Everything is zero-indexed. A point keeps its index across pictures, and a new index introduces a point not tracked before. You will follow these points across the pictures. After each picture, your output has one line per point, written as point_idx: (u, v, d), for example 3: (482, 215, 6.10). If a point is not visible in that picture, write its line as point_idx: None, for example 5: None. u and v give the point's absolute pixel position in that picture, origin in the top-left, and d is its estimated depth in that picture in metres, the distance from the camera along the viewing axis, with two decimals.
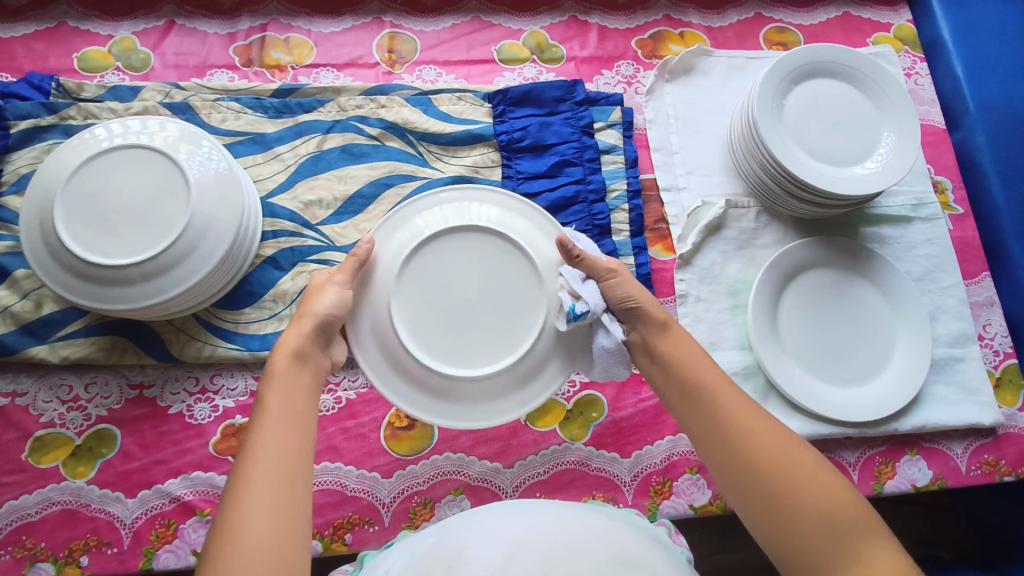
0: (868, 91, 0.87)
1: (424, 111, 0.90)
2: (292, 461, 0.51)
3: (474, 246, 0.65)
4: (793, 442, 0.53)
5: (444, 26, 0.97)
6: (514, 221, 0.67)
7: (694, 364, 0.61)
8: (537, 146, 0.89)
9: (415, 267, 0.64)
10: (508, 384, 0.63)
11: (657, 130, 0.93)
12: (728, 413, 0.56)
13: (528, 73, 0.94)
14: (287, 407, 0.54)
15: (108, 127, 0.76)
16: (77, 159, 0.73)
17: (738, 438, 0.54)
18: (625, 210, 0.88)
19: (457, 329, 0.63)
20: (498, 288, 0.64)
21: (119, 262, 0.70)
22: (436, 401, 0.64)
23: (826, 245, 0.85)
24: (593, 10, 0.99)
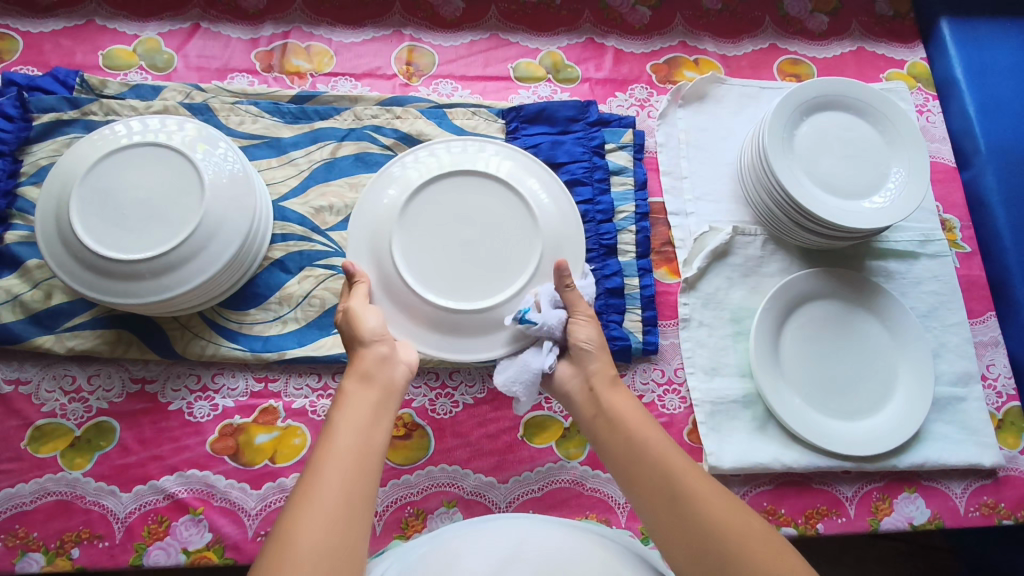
0: (880, 125, 0.87)
1: (439, 124, 0.91)
2: (352, 481, 0.51)
3: (485, 191, 0.71)
4: (736, 502, 0.52)
5: (463, 42, 0.98)
6: (513, 172, 0.73)
7: (637, 417, 0.60)
8: (548, 165, 0.89)
9: (428, 197, 0.70)
10: (495, 320, 0.69)
11: (668, 154, 0.93)
12: (672, 472, 0.55)
13: (543, 92, 0.95)
14: (354, 427, 0.55)
15: (127, 124, 0.77)
16: (96, 154, 0.75)
17: (681, 497, 0.53)
18: (632, 232, 0.88)
19: (453, 261, 0.69)
20: (492, 229, 0.70)
21: (130, 257, 0.71)
22: (436, 334, 0.69)
23: (831, 277, 0.85)
24: (610, 33, 0.99)
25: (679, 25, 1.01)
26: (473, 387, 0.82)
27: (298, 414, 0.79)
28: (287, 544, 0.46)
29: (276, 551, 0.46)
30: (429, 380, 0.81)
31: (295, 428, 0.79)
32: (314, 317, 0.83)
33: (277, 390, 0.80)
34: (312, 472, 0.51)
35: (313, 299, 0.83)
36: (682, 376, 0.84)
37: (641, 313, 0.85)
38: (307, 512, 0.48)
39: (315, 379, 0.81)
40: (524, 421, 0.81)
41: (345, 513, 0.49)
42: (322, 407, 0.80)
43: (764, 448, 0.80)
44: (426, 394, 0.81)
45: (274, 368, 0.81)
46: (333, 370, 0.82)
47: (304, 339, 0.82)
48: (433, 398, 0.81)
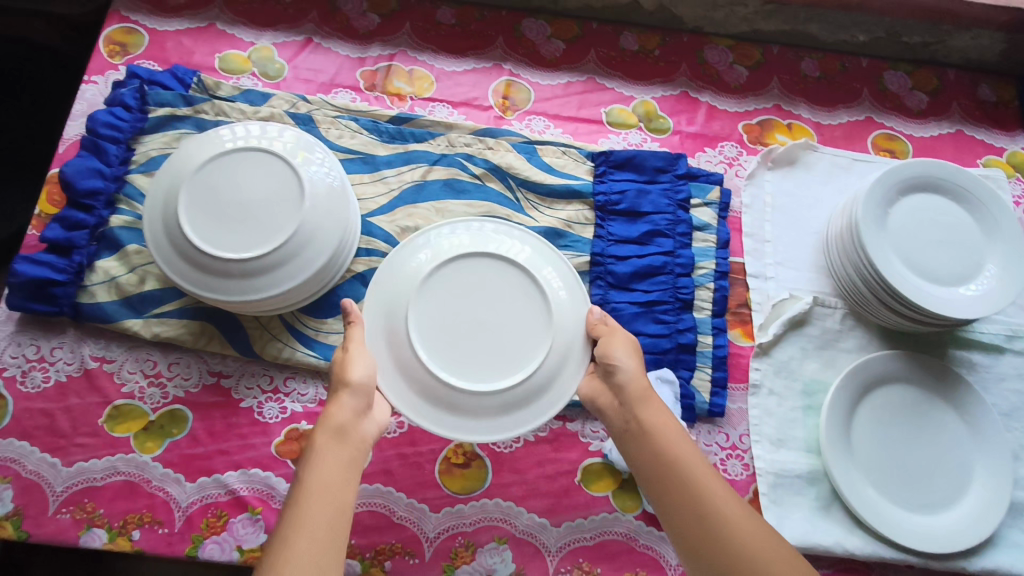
0: (973, 209, 0.86)
1: (529, 159, 0.93)
2: (324, 537, 0.53)
3: (493, 273, 0.71)
4: (789, 550, 0.57)
5: (560, 82, 0.99)
6: (540, 265, 0.73)
7: (687, 455, 0.62)
8: (631, 212, 0.91)
9: (438, 278, 0.70)
10: (502, 406, 0.67)
11: (752, 216, 0.93)
12: (729, 518, 0.58)
13: (633, 140, 0.96)
14: (322, 485, 0.57)
15: (233, 129, 0.81)
16: (204, 154, 0.78)
17: (738, 553, 0.56)
18: (710, 289, 0.88)
19: (468, 341, 0.68)
20: (509, 314, 0.70)
21: (227, 255, 0.74)
22: (448, 415, 0.67)
23: (911, 360, 0.83)
24: (705, 88, 1.00)
25: (776, 88, 1.01)
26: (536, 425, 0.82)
27: None
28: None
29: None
30: None
31: None
32: None
33: None
34: (283, 535, 0.53)
35: None
36: (747, 443, 0.83)
37: (711, 373, 0.84)
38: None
39: None
40: (582, 466, 0.81)
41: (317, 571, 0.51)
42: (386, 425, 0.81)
43: (826, 530, 0.78)
44: None
45: None
46: None
47: None
48: None
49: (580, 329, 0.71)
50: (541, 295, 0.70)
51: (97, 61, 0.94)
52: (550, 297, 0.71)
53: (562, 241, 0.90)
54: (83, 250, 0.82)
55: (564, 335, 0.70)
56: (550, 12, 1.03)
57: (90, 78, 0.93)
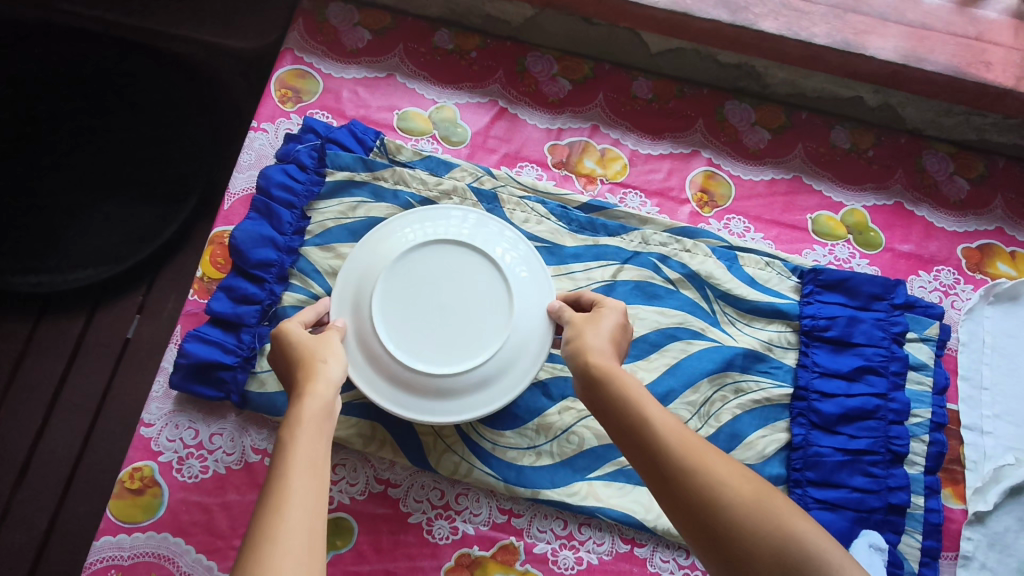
0: None
1: (729, 268, 0.84)
2: (310, 511, 0.47)
3: (460, 257, 0.72)
4: (774, 494, 0.52)
5: (764, 177, 0.90)
6: (506, 252, 0.74)
7: (656, 412, 0.57)
8: (841, 341, 0.82)
9: (413, 260, 0.71)
10: (471, 387, 0.69)
11: (968, 356, 0.84)
12: (698, 467, 0.53)
13: (840, 253, 0.87)
14: (306, 458, 0.50)
15: (411, 219, 0.75)
16: (387, 245, 0.72)
17: (716, 509, 0.51)
18: (925, 441, 0.79)
19: (420, 320, 0.69)
20: (474, 297, 0.71)
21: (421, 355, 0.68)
22: (423, 400, 0.68)
23: None
24: (922, 201, 0.90)
25: (999, 208, 0.91)
26: None
27: (539, 561, 0.73)
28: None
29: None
30: (678, 556, 0.75)
31: None
32: (569, 456, 0.76)
33: (520, 528, 0.74)
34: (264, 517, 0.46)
35: (572, 436, 0.77)
36: None
37: (921, 540, 0.76)
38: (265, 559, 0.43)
39: (560, 525, 0.75)
40: None
41: (307, 547, 0.45)
42: (564, 559, 0.74)
43: None
44: (673, 571, 0.74)
45: (520, 501, 0.75)
46: (580, 520, 0.75)
47: (557, 479, 0.75)
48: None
49: (539, 316, 0.72)
50: (506, 283, 0.72)
51: (267, 107, 0.86)
52: (511, 282, 0.72)
53: (762, 365, 0.81)
54: (253, 330, 0.75)
55: (519, 320, 0.71)
56: (755, 94, 0.94)
57: (260, 125, 0.85)
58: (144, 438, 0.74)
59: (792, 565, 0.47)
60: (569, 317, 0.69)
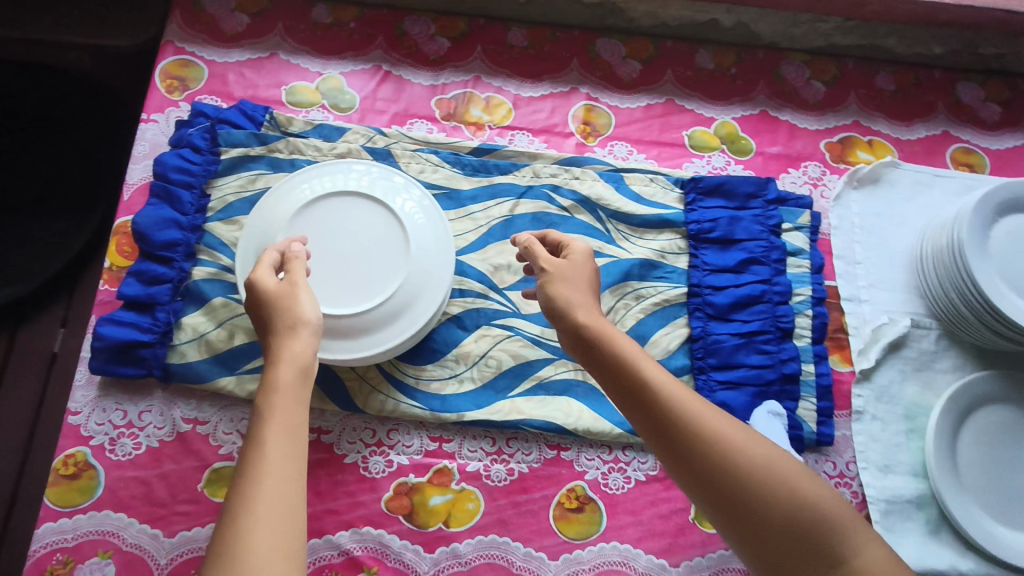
0: None
1: (617, 189, 0.91)
2: (288, 483, 0.49)
3: (355, 206, 0.76)
4: (784, 455, 0.55)
5: (640, 104, 0.97)
6: (399, 197, 0.78)
7: (661, 380, 0.60)
8: (725, 239, 0.89)
9: (311, 215, 0.75)
10: (382, 323, 0.73)
11: (841, 238, 0.92)
12: (712, 434, 0.56)
13: (717, 163, 0.95)
14: (284, 430, 0.52)
15: (305, 178, 0.78)
16: (284, 204, 0.76)
17: (727, 470, 0.54)
18: (809, 316, 0.87)
19: (324, 268, 0.73)
20: (372, 241, 0.75)
21: (329, 300, 0.72)
22: (340, 342, 0.72)
23: (1007, 381, 0.84)
24: (785, 106, 0.99)
25: (853, 104, 1.00)
26: (646, 464, 0.81)
27: (473, 477, 0.79)
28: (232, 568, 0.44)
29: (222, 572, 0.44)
30: (601, 453, 0.81)
31: (469, 492, 0.78)
32: (490, 379, 0.82)
33: (452, 451, 0.79)
34: (245, 487, 0.48)
35: (489, 360, 0.83)
36: (853, 470, 0.83)
37: (816, 402, 0.84)
38: (247, 528, 0.46)
39: (490, 443, 0.80)
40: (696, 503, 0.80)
41: (285, 517, 0.48)
42: (496, 472, 0.79)
43: (938, 553, 0.79)
44: (598, 466, 0.81)
45: (449, 427, 0.80)
46: (507, 435, 0.81)
47: (480, 401, 0.81)
48: (606, 471, 0.81)
49: (437, 251, 0.77)
50: (402, 224, 0.76)
51: (155, 98, 0.89)
52: (406, 223, 0.76)
53: (657, 272, 0.88)
54: (167, 307, 0.79)
55: (418, 256, 0.75)
56: (623, 30, 1.01)
57: (150, 117, 0.88)
58: (73, 426, 0.76)
59: (801, 517, 0.51)
60: (549, 265, 0.70)
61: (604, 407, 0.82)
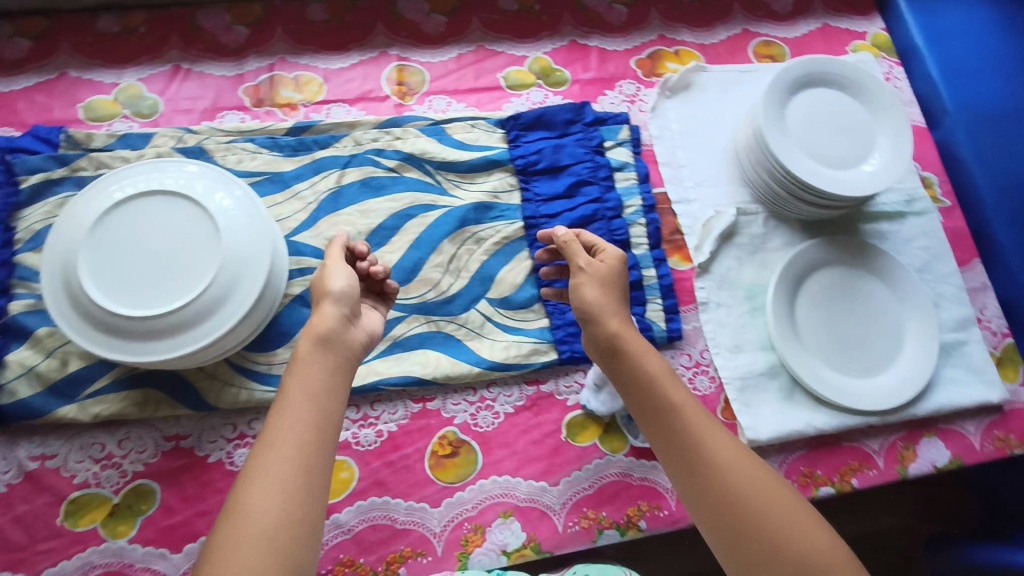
0: (850, 89, 0.92)
1: (440, 141, 0.92)
2: (303, 448, 0.56)
3: (158, 204, 0.74)
4: (799, 507, 0.57)
5: (450, 56, 0.98)
6: (205, 186, 0.76)
7: (694, 425, 0.61)
8: (553, 168, 0.92)
9: (111, 221, 0.73)
10: (204, 317, 0.72)
11: (663, 146, 0.96)
12: (738, 487, 0.57)
13: (535, 98, 0.97)
14: (307, 393, 0.59)
15: (102, 184, 0.76)
16: (81, 214, 0.73)
17: (750, 521, 0.56)
18: (643, 225, 0.91)
19: (134, 272, 0.72)
20: (181, 236, 0.74)
21: (143, 303, 0.71)
22: (164, 343, 0.71)
23: (829, 245, 0.90)
24: (591, 33, 1.02)
25: (656, 19, 1.04)
26: (511, 396, 0.82)
27: (342, 447, 0.79)
28: (255, 524, 0.51)
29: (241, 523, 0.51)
30: (466, 395, 0.82)
31: (341, 462, 0.78)
32: None
33: None
34: (266, 444, 0.56)
35: None
36: (708, 358, 0.87)
37: (662, 302, 0.87)
38: (258, 480, 0.53)
39: (354, 410, 0.80)
40: (565, 422, 0.82)
41: (297, 482, 0.54)
42: (365, 437, 0.79)
43: (795, 415, 0.84)
44: (466, 409, 0.82)
45: None
46: (370, 399, 0.81)
47: None
48: (474, 412, 0.82)
49: (252, 234, 0.76)
50: (209, 214, 0.74)
51: None
52: (213, 212, 0.74)
53: (493, 213, 0.90)
54: None
55: (231, 242, 0.74)
56: None
57: None
58: None
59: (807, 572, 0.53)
60: (584, 263, 0.71)
61: (461, 350, 0.83)
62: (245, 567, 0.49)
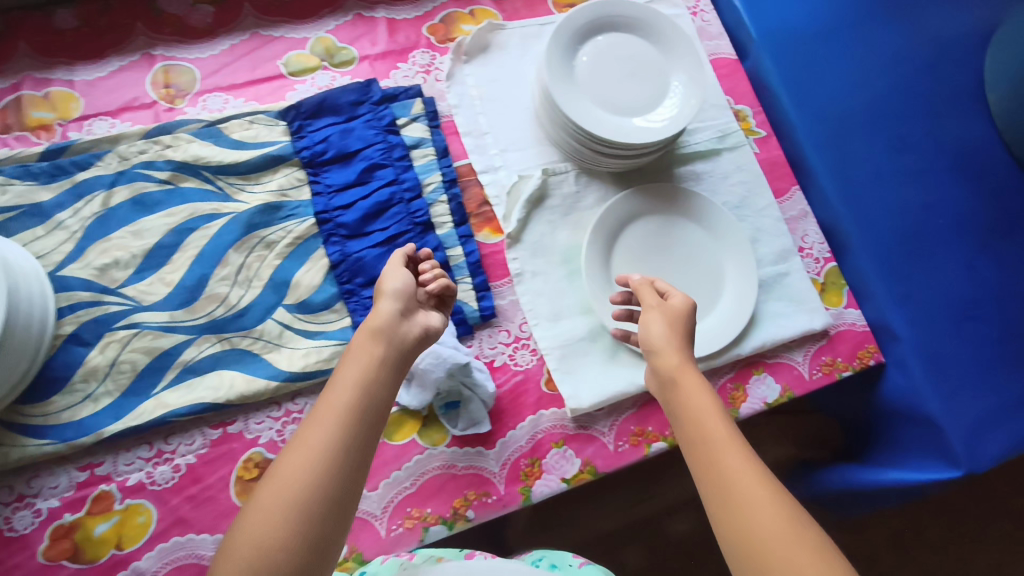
0: (643, 30, 0.87)
1: (215, 143, 0.84)
2: (344, 441, 0.56)
3: None
4: (792, 520, 0.53)
5: (221, 49, 0.90)
6: None
7: (700, 405, 0.61)
8: (342, 155, 0.85)
9: None
10: None
11: (464, 115, 0.91)
12: (731, 489, 0.55)
13: (321, 81, 0.90)
14: (350, 385, 0.60)
15: None
16: None
17: (733, 509, 0.54)
18: (445, 202, 0.86)
19: None
20: None
21: None
22: None
23: (642, 194, 0.87)
24: (377, 4, 0.95)
25: None
26: None
27: (136, 490, 0.73)
28: (265, 534, 0.51)
29: (256, 532, 0.51)
30: (270, 412, 0.77)
31: (136, 507, 0.72)
32: (128, 384, 0.76)
33: (106, 473, 0.73)
34: (302, 430, 0.57)
35: (122, 365, 0.76)
36: (528, 330, 0.84)
37: (472, 281, 0.83)
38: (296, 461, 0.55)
39: (147, 448, 0.75)
40: None
41: (322, 471, 0.54)
42: (161, 475, 0.74)
43: (619, 375, 0.82)
44: (271, 427, 0.77)
45: (98, 450, 0.74)
46: (164, 433, 0.75)
47: (122, 411, 0.74)
48: (280, 428, 0.77)
49: None
50: None
51: None
52: None
53: (282, 213, 0.83)
54: None
55: None
56: None
57: None
58: None
59: None
60: (651, 301, 0.72)
61: (258, 365, 0.78)
62: (248, 545, 0.51)
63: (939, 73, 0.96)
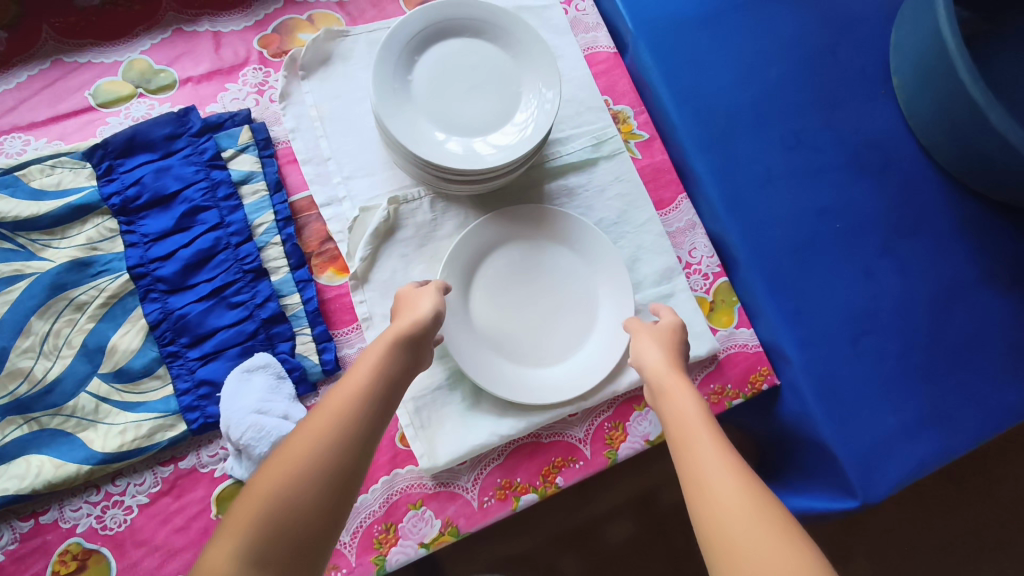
0: (490, 34, 0.76)
1: (12, 194, 0.72)
2: (331, 453, 0.54)
3: None
4: (771, 512, 0.48)
5: (17, 82, 0.78)
6: None
7: (679, 403, 0.58)
8: (158, 199, 0.75)
9: None
10: None
11: (302, 139, 0.81)
12: (711, 478, 0.51)
13: (136, 112, 0.79)
14: (349, 394, 0.57)
15: None
16: None
17: (700, 490, 0.51)
18: (279, 243, 0.77)
19: None
20: None
21: None
22: None
23: (502, 220, 0.78)
24: (201, 15, 0.84)
25: None
26: (143, 484, 0.71)
27: None
28: (260, 509, 0.50)
29: (252, 507, 0.51)
30: (88, 496, 0.70)
31: None
32: None
33: None
34: (299, 432, 0.55)
35: None
36: None
37: (312, 331, 0.75)
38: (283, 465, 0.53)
39: None
40: (214, 497, 0.71)
41: (307, 482, 0.52)
42: None
43: (480, 427, 0.74)
44: (90, 512, 0.69)
45: None
46: None
47: None
48: (100, 513, 0.69)
49: None
50: None
51: None
52: None
53: (95, 270, 0.73)
54: None
55: None
56: None
57: None
58: None
59: None
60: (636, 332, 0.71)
61: (69, 447, 0.69)
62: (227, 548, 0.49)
63: (838, 58, 0.87)
